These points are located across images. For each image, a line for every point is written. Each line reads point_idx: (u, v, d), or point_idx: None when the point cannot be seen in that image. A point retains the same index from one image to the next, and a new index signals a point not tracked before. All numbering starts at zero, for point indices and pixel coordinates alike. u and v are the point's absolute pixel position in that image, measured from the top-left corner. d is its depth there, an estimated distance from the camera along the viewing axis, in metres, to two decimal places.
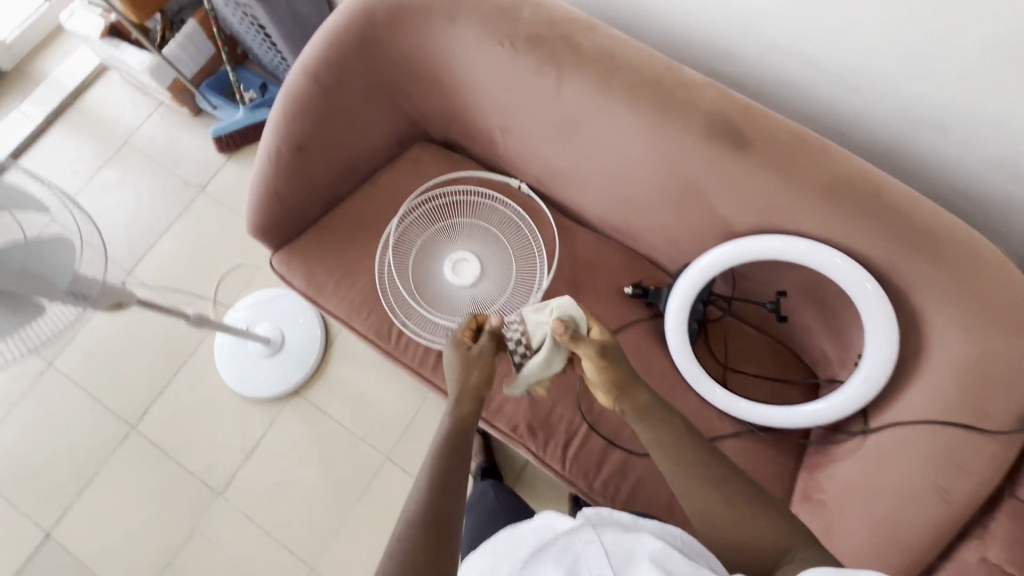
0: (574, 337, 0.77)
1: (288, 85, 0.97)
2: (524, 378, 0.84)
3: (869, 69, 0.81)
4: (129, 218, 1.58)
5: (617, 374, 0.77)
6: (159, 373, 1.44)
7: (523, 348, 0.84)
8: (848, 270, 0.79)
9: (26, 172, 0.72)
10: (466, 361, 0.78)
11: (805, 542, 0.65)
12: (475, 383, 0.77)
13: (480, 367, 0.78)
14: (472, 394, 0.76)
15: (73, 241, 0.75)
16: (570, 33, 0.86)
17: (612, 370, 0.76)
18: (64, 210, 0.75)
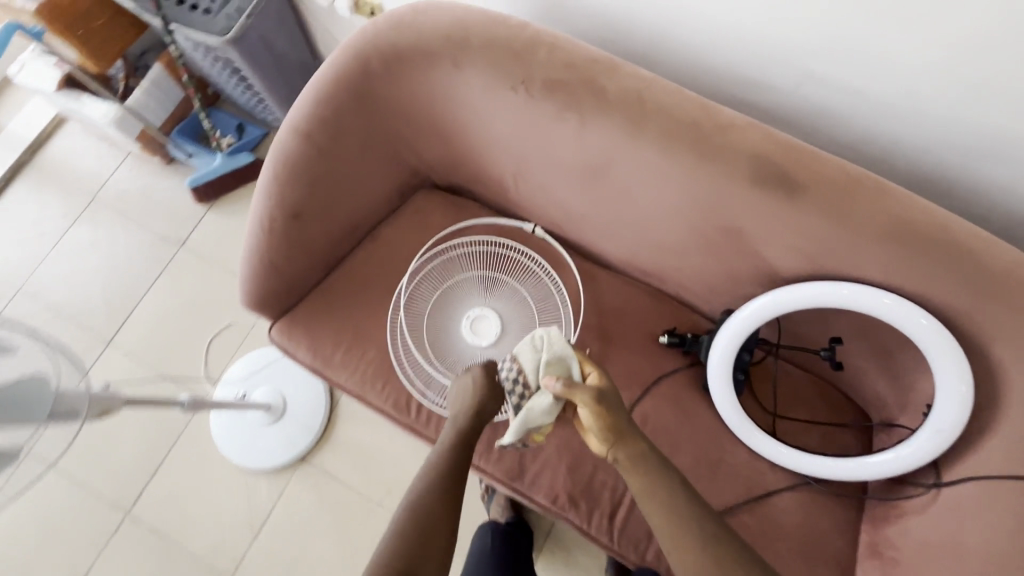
0: (569, 385, 0.72)
1: (278, 145, 0.88)
2: (523, 421, 0.76)
3: (917, 98, 0.75)
4: (104, 281, 1.46)
5: (614, 425, 0.71)
6: (152, 450, 1.33)
7: (520, 388, 0.79)
8: (920, 323, 0.73)
9: None
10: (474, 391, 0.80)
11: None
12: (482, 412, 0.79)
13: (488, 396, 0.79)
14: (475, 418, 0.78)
15: (49, 374, 0.66)
16: (590, 75, 0.78)
17: (608, 419, 0.71)
18: (31, 342, 0.65)
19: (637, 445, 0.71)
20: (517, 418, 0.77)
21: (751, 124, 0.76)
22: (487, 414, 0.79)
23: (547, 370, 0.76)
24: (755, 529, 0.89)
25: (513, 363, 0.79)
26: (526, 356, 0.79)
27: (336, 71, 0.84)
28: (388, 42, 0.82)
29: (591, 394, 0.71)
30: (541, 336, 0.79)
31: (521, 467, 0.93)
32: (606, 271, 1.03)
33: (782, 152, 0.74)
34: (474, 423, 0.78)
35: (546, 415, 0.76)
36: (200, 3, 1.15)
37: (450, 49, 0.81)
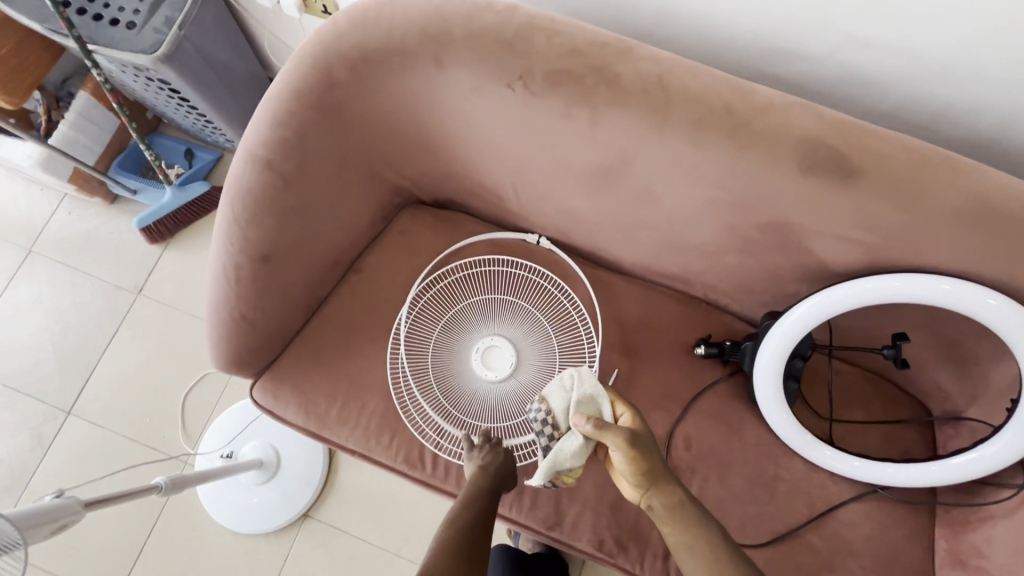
0: (599, 426, 0.61)
1: (233, 178, 0.74)
2: (551, 465, 0.66)
3: (976, 54, 0.65)
4: (55, 342, 1.29)
5: (648, 472, 0.60)
6: (133, 527, 1.18)
7: (548, 428, 0.69)
8: (1005, 310, 0.64)
9: None
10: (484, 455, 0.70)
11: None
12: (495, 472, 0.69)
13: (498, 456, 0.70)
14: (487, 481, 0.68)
15: None
16: (599, 62, 0.66)
17: (642, 465, 0.60)
18: None
19: (676, 493, 0.60)
20: (545, 458, 0.67)
21: (791, 103, 0.66)
22: (500, 474, 0.69)
23: (577, 412, 0.66)
24: (824, 550, 0.80)
25: (540, 402, 0.70)
26: (556, 395, 0.69)
27: (294, 85, 0.70)
28: (354, 44, 0.69)
29: (624, 436, 0.60)
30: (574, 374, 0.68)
31: (558, 513, 0.82)
32: (624, 278, 0.92)
33: (832, 132, 0.64)
34: (487, 483, 0.67)
35: (577, 457, 0.67)
36: (120, 17, 0.98)
37: (430, 45, 0.68)
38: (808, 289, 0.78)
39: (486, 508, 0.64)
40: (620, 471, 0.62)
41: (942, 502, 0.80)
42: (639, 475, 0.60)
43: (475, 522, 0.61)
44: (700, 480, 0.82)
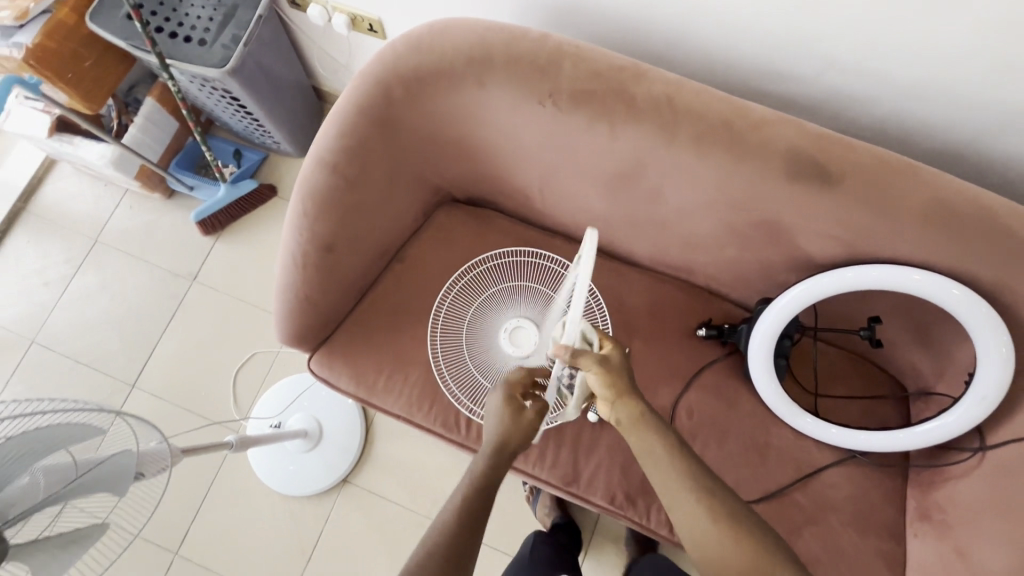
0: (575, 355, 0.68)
1: (303, 179, 0.87)
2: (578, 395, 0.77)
3: (943, 77, 0.76)
4: (119, 323, 1.43)
5: (617, 388, 0.70)
6: (191, 489, 1.32)
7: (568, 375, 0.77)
8: (965, 299, 0.75)
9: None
10: (496, 423, 0.74)
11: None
12: (503, 441, 0.73)
13: (509, 421, 0.74)
14: (494, 454, 0.72)
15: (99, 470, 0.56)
16: (618, 83, 0.78)
17: (612, 381, 0.69)
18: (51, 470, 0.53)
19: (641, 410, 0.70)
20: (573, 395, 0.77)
21: (782, 119, 0.77)
22: (509, 445, 0.73)
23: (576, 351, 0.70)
24: (809, 507, 0.91)
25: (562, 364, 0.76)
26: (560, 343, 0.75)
27: (357, 101, 0.83)
28: (409, 66, 0.81)
29: (597, 361, 0.69)
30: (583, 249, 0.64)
31: (576, 471, 0.95)
32: (636, 270, 1.04)
33: (815, 144, 0.76)
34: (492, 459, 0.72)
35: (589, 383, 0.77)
36: (193, 34, 1.11)
37: (473, 68, 0.80)
38: (797, 279, 0.90)
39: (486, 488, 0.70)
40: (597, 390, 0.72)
41: (912, 466, 0.92)
42: (609, 390, 0.70)
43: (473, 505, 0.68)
44: (700, 445, 0.94)
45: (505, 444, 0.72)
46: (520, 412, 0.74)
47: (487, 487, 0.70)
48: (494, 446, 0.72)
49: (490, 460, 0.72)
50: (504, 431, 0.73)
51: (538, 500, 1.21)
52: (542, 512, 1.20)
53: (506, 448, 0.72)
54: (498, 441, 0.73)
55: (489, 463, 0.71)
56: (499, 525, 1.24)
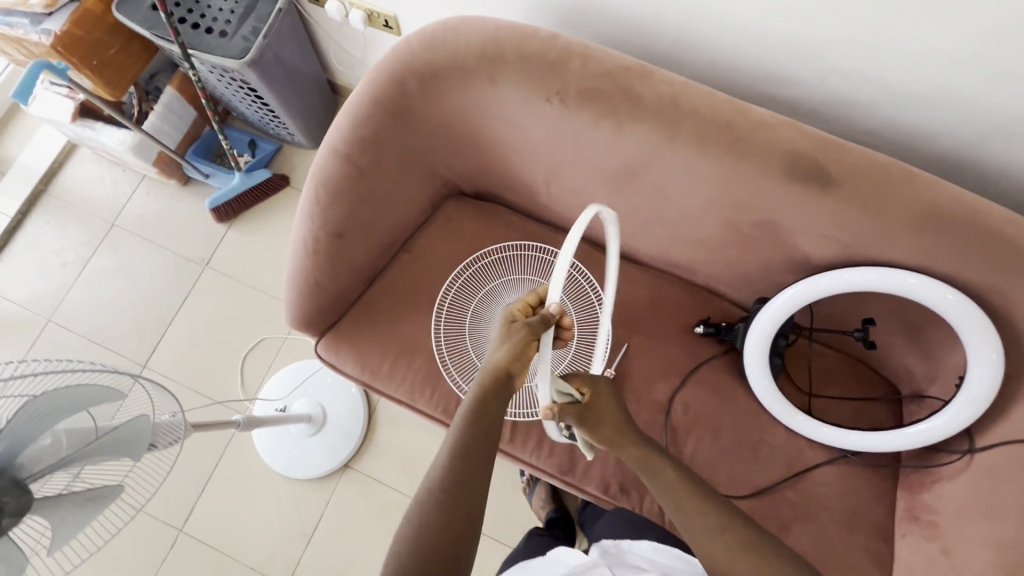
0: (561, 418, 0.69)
1: (317, 167, 0.90)
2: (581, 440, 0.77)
3: (942, 85, 0.78)
4: (132, 305, 1.47)
5: (611, 437, 0.72)
6: (197, 468, 1.35)
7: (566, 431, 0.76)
8: (958, 304, 0.77)
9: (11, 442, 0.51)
10: (500, 343, 0.70)
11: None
12: (506, 363, 0.68)
13: (515, 341, 0.68)
14: (496, 374, 0.69)
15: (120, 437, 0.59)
16: (624, 83, 0.81)
17: (601, 433, 0.72)
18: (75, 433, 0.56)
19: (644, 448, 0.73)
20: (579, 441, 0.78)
21: (782, 122, 0.79)
22: (511, 368, 0.69)
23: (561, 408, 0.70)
24: (799, 504, 0.93)
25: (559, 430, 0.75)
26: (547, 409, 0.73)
27: (372, 93, 0.86)
28: (423, 61, 0.84)
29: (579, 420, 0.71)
30: (563, 249, 0.62)
31: (572, 461, 0.97)
32: (637, 267, 1.06)
33: (815, 147, 0.78)
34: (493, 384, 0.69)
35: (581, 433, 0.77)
36: (214, 26, 1.15)
37: (484, 64, 0.83)
38: (794, 279, 0.92)
39: (485, 414, 0.68)
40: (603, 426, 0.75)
41: (903, 467, 0.93)
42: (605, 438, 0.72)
43: (472, 433, 0.67)
44: (694, 439, 0.96)
45: (506, 368, 0.69)
46: (527, 333, 0.68)
47: (486, 411, 0.68)
48: (495, 369, 0.69)
49: (491, 383, 0.69)
50: (506, 354, 0.68)
51: (533, 490, 1.23)
52: (538, 503, 1.22)
53: (507, 372, 0.69)
54: (500, 364, 0.69)
55: (490, 386, 0.69)
56: (495, 514, 1.26)
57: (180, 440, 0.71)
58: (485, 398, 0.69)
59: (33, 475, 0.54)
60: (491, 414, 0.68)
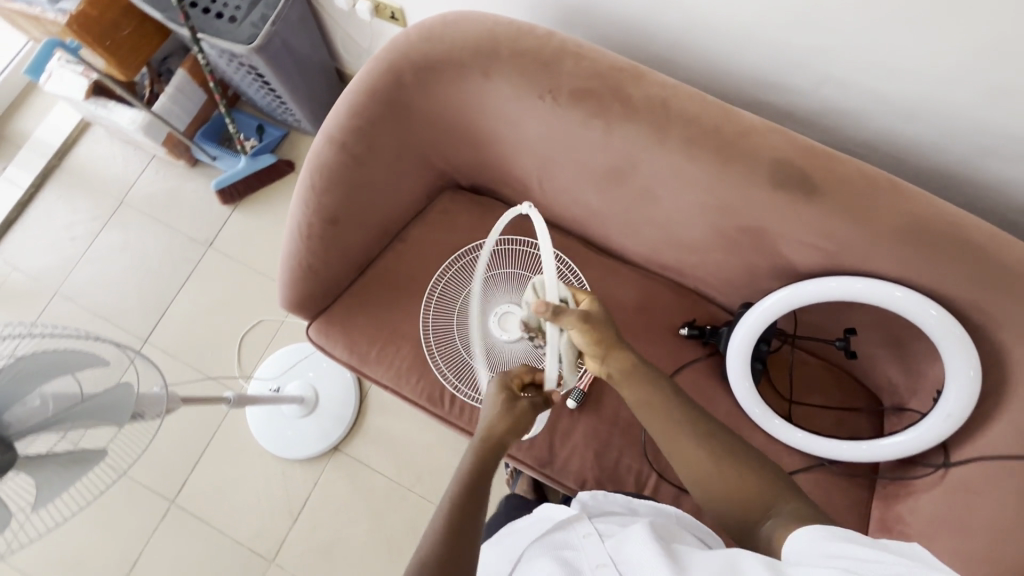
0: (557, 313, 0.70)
1: (314, 153, 0.92)
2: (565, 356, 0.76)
3: (935, 98, 0.78)
4: (137, 281, 1.51)
5: (602, 340, 0.74)
6: (192, 442, 1.39)
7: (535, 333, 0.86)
8: (941, 319, 0.77)
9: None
10: (494, 413, 0.74)
11: (793, 496, 0.64)
12: (500, 434, 0.73)
13: (510, 416, 0.74)
14: (491, 445, 0.72)
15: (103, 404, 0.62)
16: (617, 83, 0.82)
17: (596, 336, 0.73)
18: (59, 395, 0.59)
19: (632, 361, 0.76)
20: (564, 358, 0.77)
21: (772, 128, 0.80)
22: (505, 440, 0.73)
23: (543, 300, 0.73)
24: None
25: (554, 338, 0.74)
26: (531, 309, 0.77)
27: (370, 83, 0.88)
28: (420, 54, 0.86)
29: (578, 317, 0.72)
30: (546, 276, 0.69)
31: (551, 454, 0.99)
32: (627, 266, 1.07)
33: (802, 155, 0.79)
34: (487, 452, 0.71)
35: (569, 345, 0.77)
36: (225, 11, 1.18)
37: (479, 60, 0.84)
38: (779, 285, 0.92)
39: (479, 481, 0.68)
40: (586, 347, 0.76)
41: (880, 477, 0.93)
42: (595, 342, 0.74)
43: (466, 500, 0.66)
44: None
45: (501, 437, 0.73)
46: (522, 409, 0.75)
47: (478, 479, 0.69)
48: (490, 437, 0.72)
49: (486, 452, 0.71)
50: (501, 425, 0.73)
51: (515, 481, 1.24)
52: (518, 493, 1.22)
53: (501, 440, 0.73)
54: (495, 433, 0.73)
55: (485, 453, 0.71)
56: None
57: (162, 416, 0.73)
58: (480, 468, 0.70)
59: (18, 433, 0.57)
60: (483, 482, 0.69)
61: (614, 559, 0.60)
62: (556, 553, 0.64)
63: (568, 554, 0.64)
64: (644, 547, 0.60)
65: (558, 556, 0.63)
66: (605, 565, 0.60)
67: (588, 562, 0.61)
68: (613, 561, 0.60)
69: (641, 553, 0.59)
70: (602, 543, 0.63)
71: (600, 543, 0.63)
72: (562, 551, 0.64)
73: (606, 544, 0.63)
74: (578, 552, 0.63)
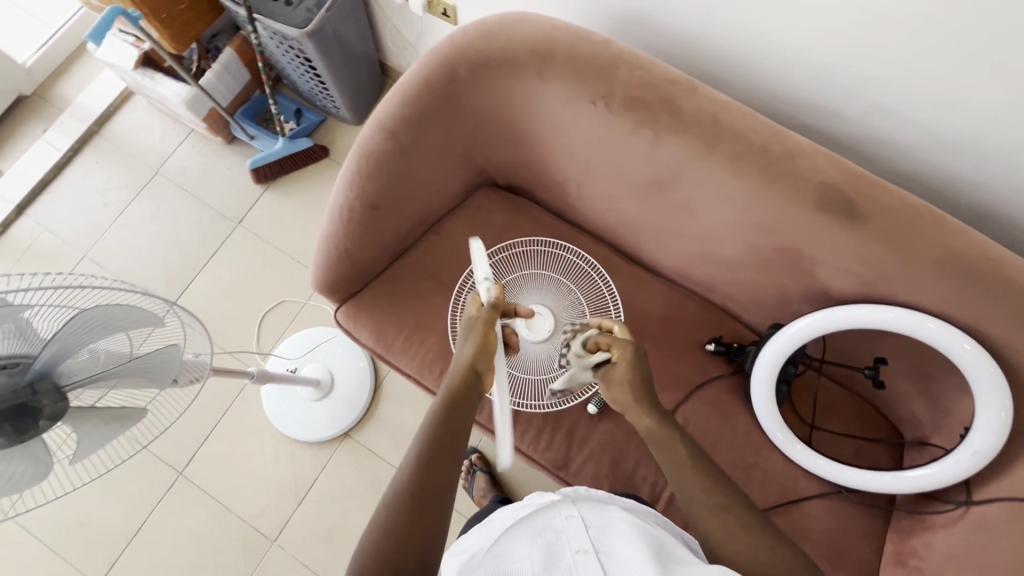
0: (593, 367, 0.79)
1: (362, 140, 0.94)
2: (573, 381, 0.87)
3: (983, 137, 0.79)
4: (164, 251, 1.52)
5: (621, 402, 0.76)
6: (205, 415, 1.40)
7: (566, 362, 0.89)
8: (976, 355, 0.77)
9: (60, 349, 0.56)
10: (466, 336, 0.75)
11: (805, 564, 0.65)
12: (468, 357, 0.73)
13: (476, 337, 0.74)
14: (463, 369, 0.73)
15: (152, 364, 0.63)
16: (669, 95, 0.83)
17: (614, 396, 0.77)
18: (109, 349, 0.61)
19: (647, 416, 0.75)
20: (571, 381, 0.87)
21: (820, 152, 0.80)
22: (473, 362, 0.73)
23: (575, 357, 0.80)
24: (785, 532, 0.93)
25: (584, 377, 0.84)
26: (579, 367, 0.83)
27: (424, 75, 0.89)
28: (477, 51, 0.87)
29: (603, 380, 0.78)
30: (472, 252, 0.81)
31: (567, 457, 0.99)
32: (656, 278, 1.08)
33: (848, 180, 0.79)
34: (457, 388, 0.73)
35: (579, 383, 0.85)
36: None
37: (535, 62, 0.86)
38: (810, 309, 0.92)
39: (450, 416, 0.72)
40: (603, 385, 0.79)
41: (896, 509, 0.93)
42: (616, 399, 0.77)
43: (436, 443, 0.70)
44: None
45: (469, 362, 0.73)
46: (479, 327, 0.74)
47: (450, 416, 0.72)
48: (458, 366, 0.74)
49: (456, 384, 0.73)
50: (466, 349, 0.74)
51: (475, 481, 1.24)
52: (478, 494, 1.23)
53: (470, 368, 0.73)
54: (463, 361, 0.74)
55: (455, 384, 0.73)
56: None
57: (203, 379, 0.75)
58: (458, 395, 0.73)
59: (72, 384, 0.59)
60: (453, 417, 0.72)
61: (595, 546, 0.59)
62: (538, 534, 0.62)
63: (550, 536, 0.61)
64: (630, 544, 0.58)
65: (538, 536, 0.61)
66: (585, 551, 0.58)
67: (568, 545, 0.59)
68: (594, 549, 0.58)
69: (626, 550, 0.57)
70: (584, 529, 0.61)
71: (582, 528, 0.62)
72: (543, 533, 0.62)
73: (589, 532, 0.61)
74: (559, 534, 0.62)
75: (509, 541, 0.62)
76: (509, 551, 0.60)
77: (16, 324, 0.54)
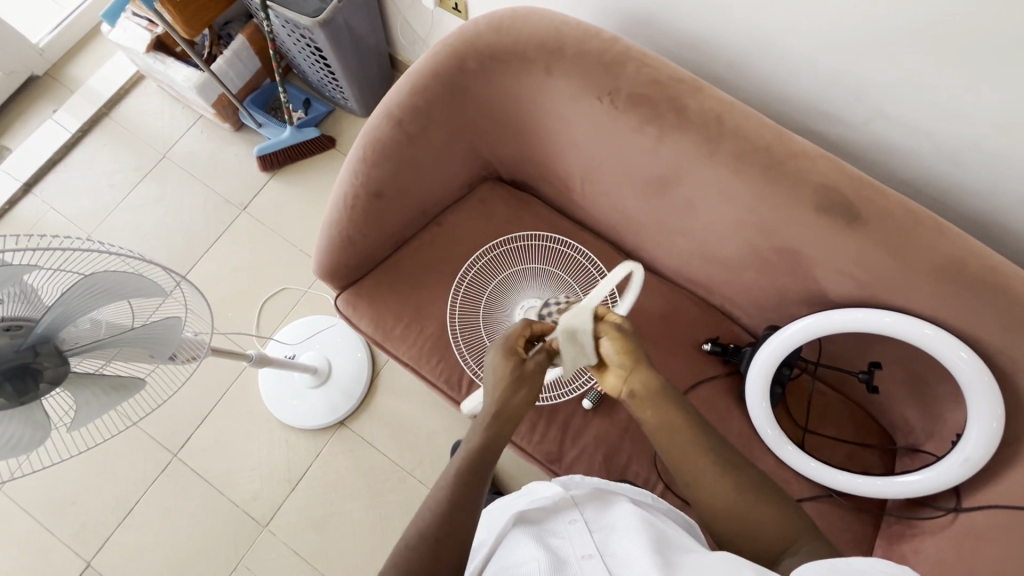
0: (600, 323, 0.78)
1: (369, 127, 0.94)
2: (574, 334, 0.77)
3: (986, 147, 0.79)
4: (168, 234, 1.53)
5: (635, 357, 0.75)
6: (202, 398, 1.40)
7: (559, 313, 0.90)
8: (971, 363, 0.77)
9: (60, 317, 0.57)
10: (505, 383, 0.74)
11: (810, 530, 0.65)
12: (513, 406, 0.73)
13: (524, 386, 0.75)
14: (506, 413, 0.73)
15: (150, 337, 0.64)
16: (673, 93, 0.83)
17: (630, 350, 0.75)
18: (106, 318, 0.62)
19: (659, 381, 0.74)
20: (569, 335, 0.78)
21: (822, 155, 0.81)
22: (513, 408, 0.74)
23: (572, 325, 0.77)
24: None
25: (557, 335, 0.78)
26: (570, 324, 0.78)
27: (434, 65, 0.90)
28: (486, 44, 0.88)
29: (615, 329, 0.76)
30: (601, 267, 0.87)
31: (560, 451, 0.99)
32: (657, 277, 1.09)
33: (849, 184, 0.79)
34: (493, 433, 0.72)
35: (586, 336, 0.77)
36: None
37: (543, 56, 0.87)
38: (808, 311, 0.93)
39: (484, 457, 0.70)
40: (610, 362, 0.77)
41: (887, 514, 0.93)
42: (627, 357, 0.75)
43: (472, 480, 0.68)
44: None
45: (506, 407, 0.73)
46: (522, 376, 0.75)
47: (481, 460, 0.70)
48: (495, 408, 0.73)
49: (491, 426, 0.73)
50: (507, 393, 0.74)
51: None
52: None
53: (506, 413, 0.73)
54: (500, 405, 0.73)
55: (491, 424, 0.72)
56: None
57: (201, 359, 0.76)
58: (498, 433, 0.73)
59: (72, 350, 0.60)
60: (486, 459, 0.71)
61: (600, 550, 0.59)
62: (543, 541, 0.62)
63: (555, 543, 0.62)
64: (636, 541, 0.59)
65: (543, 542, 0.61)
66: (591, 555, 0.58)
67: (574, 551, 0.60)
68: (599, 552, 0.59)
69: (628, 546, 0.58)
70: (588, 535, 0.61)
71: (585, 534, 0.62)
72: (548, 539, 0.62)
73: (593, 536, 0.62)
74: (564, 541, 0.62)
75: (516, 546, 0.62)
76: (515, 558, 0.60)
77: (21, 289, 0.55)
